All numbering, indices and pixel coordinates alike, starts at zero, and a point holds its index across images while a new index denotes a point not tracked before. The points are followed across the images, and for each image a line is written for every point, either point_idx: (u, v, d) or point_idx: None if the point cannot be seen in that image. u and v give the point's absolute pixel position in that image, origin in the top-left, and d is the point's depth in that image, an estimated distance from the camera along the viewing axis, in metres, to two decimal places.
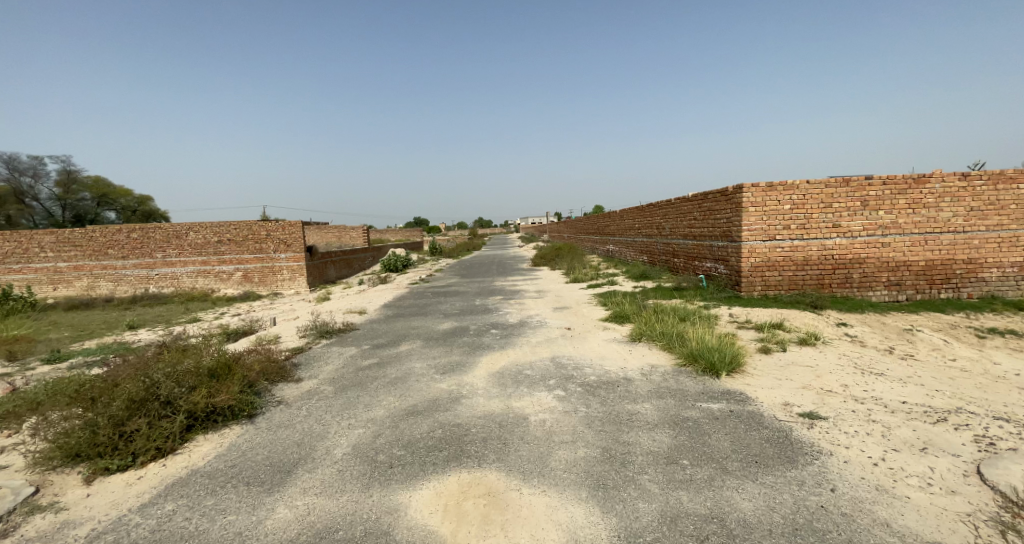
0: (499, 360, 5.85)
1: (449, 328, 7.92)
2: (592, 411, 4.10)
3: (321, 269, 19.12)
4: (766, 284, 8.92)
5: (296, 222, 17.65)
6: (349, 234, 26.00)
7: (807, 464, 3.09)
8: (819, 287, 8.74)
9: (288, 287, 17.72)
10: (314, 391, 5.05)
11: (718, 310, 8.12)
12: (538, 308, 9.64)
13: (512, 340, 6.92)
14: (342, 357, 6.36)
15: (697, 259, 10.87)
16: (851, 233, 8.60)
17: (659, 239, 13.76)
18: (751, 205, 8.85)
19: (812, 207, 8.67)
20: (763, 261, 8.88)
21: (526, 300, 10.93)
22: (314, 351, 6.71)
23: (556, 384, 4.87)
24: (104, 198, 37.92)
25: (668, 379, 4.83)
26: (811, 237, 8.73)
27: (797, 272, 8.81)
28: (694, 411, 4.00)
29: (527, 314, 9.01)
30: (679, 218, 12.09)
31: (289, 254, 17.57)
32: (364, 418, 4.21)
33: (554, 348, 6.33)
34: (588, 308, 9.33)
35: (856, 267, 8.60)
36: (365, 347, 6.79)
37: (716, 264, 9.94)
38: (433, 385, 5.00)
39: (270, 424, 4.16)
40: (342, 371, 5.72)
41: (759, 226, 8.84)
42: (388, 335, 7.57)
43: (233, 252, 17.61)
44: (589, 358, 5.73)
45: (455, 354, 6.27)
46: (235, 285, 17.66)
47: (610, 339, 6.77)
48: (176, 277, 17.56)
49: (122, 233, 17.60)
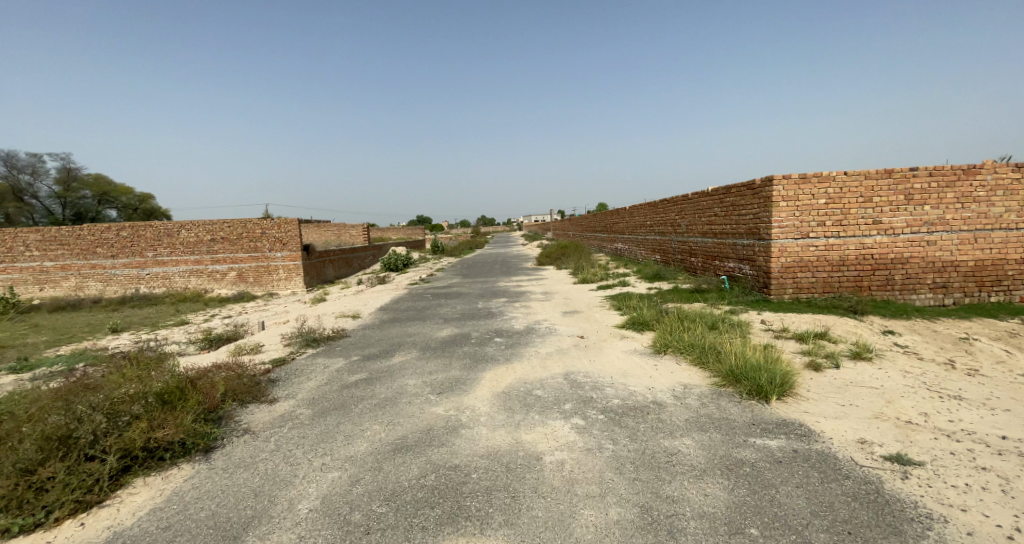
0: (505, 376, 5.08)
1: (449, 335, 7.15)
2: (619, 450, 3.32)
3: (318, 268, 18.40)
4: (797, 286, 8.12)
5: (292, 220, 16.93)
6: (349, 232, 25.27)
7: (920, 539, 2.31)
8: (856, 290, 7.94)
9: (284, 287, 17.01)
10: (289, 415, 4.28)
11: (747, 316, 7.33)
12: (547, 312, 8.86)
13: (519, 350, 6.15)
14: (326, 371, 5.59)
15: (718, 259, 10.07)
16: (892, 231, 7.78)
17: (674, 237, 12.95)
18: (782, 199, 8.05)
19: (849, 201, 7.88)
20: (795, 261, 8.08)
21: (532, 302, 10.15)
22: (298, 364, 5.96)
23: (573, 410, 4.09)
24: (105, 197, 37.51)
25: (706, 405, 4.04)
26: (848, 235, 7.93)
27: (832, 274, 8.01)
28: (748, 451, 3.21)
29: (534, 320, 8.23)
30: (698, 215, 11.29)
31: (284, 253, 16.86)
32: (341, 456, 3.44)
33: (567, 361, 5.56)
34: (602, 312, 8.54)
35: (898, 267, 7.79)
36: (354, 359, 6.03)
37: (741, 265, 9.13)
38: (428, 409, 4.23)
39: (227, 464, 3.42)
40: (324, 389, 4.96)
41: (790, 222, 8.05)
42: (382, 344, 6.81)
43: (227, 250, 16.92)
44: (608, 375, 4.95)
45: (455, 368, 5.50)
46: (229, 285, 16.97)
47: (630, 350, 5.99)
48: (168, 277, 16.90)
49: (112, 231, 16.95)
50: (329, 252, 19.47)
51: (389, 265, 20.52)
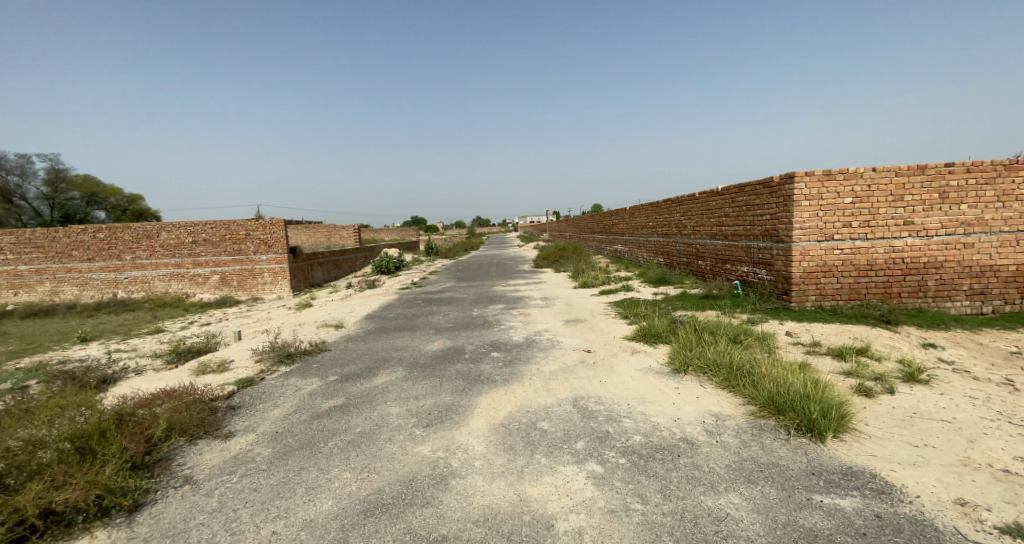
0: (504, 403, 4.35)
1: (440, 349, 6.42)
2: (652, 513, 2.62)
3: (306, 271, 17.63)
4: (821, 293, 7.45)
5: (278, 221, 16.14)
6: (338, 233, 24.44)
7: None
8: (885, 297, 7.30)
9: (270, 291, 16.22)
10: (242, 455, 3.53)
11: (770, 326, 6.66)
12: (547, 321, 8.15)
13: (519, 368, 5.45)
14: (297, 395, 4.85)
15: (729, 262, 9.41)
16: (925, 232, 7.15)
17: (678, 238, 12.29)
18: (805, 198, 7.37)
19: (878, 200, 7.24)
20: (819, 266, 7.41)
21: (532, 309, 9.44)
22: (266, 386, 5.21)
23: (588, 450, 3.38)
24: (92, 198, 36.54)
25: (749, 446, 3.34)
26: (876, 237, 7.28)
27: (859, 280, 7.36)
28: (816, 516, 2.57)
29: (535, 330, 7.52)
30: (706, 216, 10.62)
31: (270, 256, 16.06)
32: (297, 521, 2.70)
33: (573, 382, 4.85)
34: (608, 321, 7.83)
35: (931, 273, 7.16)
36: (330, 380, 5.30)
37: (756, 269, 8.45)
38: (411, 450, 3.50)
39: (152, 533, 2.67)
40: (290, 420, 4.22)
41: (813, 224, 7.38)
42: (364, 361, 6.06)
43: (209, 253, 16.09)
44: (624, 401, 4.26)
45: (446, 391, 4.78)
46: (212, 289, 16.15)
47: (645, 367, 5.30)
48: (148, 281, 16.06)
49: (88, 233, 16.07)
50: (318, 255, 18.69)
51: (381, 267, 19.77)
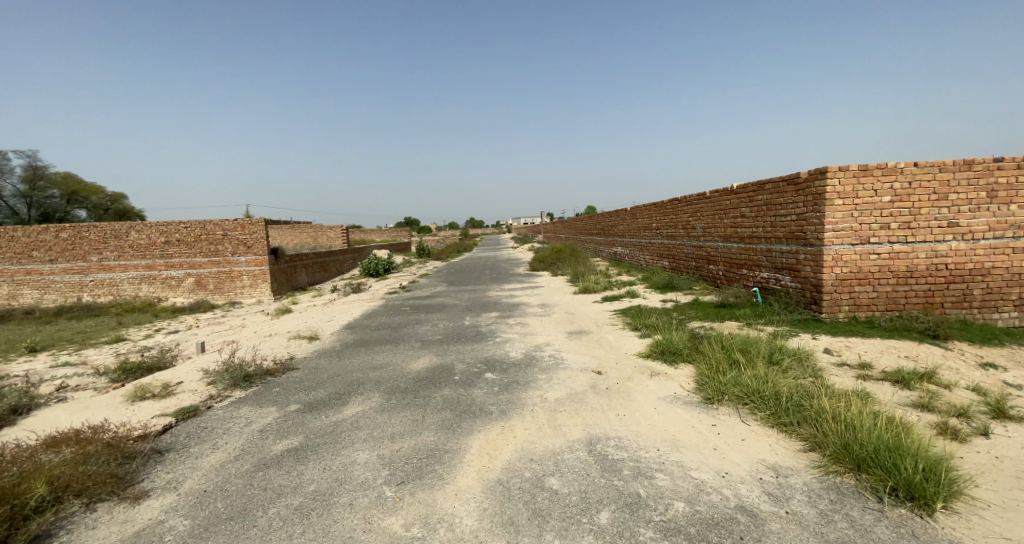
0: (500, 448, 3.44)
1: (426, 369, 5.48)
2: None
3: (289, 274, 16.64)
4: (855, 303, 6.64)
5: (257, 220, 15.14)
6: (326, 234, 23.43)
7: None
8: (926, 308, 6.50)
9: (248, 295, 15.22)
10: (149, 534, 2.66)
11: (803, 342, 5.83)
12: (548, 333, 7.26)
13: (517, 393, 4.59)
14: (244, 433, 3.92)
15: (746, 267, 8.61)
16: (971, 235, 6.35)
17: (685, 241, 11.50)
18: (838, 196, 6.54)
19: (919, 199, 6.43)
20: (853, 272, 6.59)
21: (529, 318, 8.56)
22: (211, 419, 4.28)
23: (617, 527, 2.51)
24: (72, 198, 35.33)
25: (833, 521, 2.49)
26: (917, 240, 6.48)
27: (897, 288, 6.55)
28: None
29: (534, 343, 6.62)
30: (719, 217, 9.79)
31: (249, 257, 15.07)
32: None
33: (584, 416, 4.00)
34: (615, 333, 6.96)
35: (977, 280, 6.36)
36: (290, 412, 4.36)
37: (778, 275, 7.64)
38: (377, 527, 2.60)
39: None
40: (226, 472, 3.31)
41: (847, 225, 6.56)
42: (334, 384, 5.13)
43: (183, 254, 15.07)
44: (651, 446, 3.40)
45: (428, 428, 3.87)
46: (185, 293, 15.12)
47: (668, 394, 4.46)
48: (116, 284, 15.01)
49: (51, 232, 15.00)
50: (302, 256, 17.69)
51: (369, 269, 18.80)
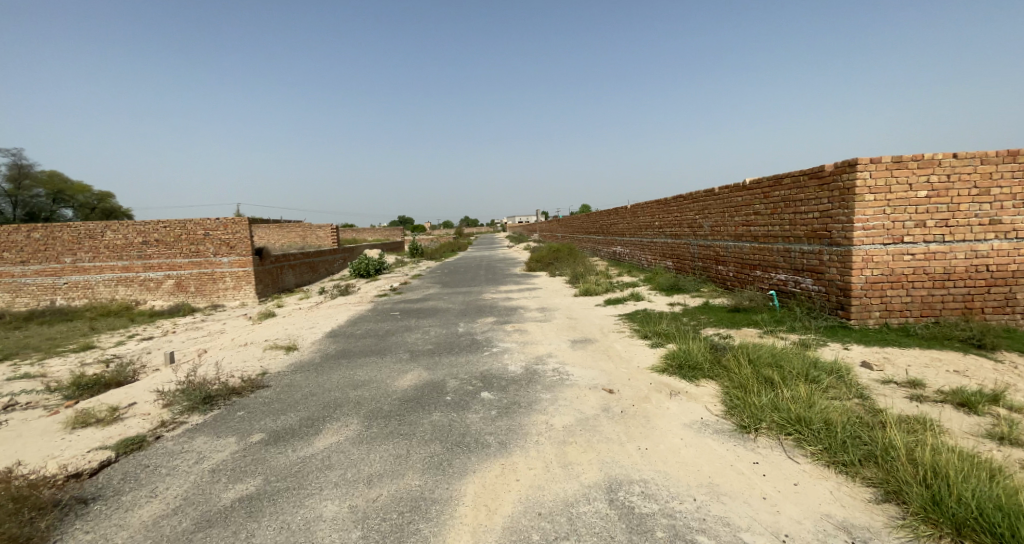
0: (500, 498, 2.81)
1: (414, 388, 4.81)
2: None
3: (275, 275, 15.91)
4: (886, 308, 6.07)
5: (241, 219, 14.40)
6: (315, 233, 22.65)
7: None
8: (964, 314, 5.95)
9: (231, 297, 14.49)
10: None
11: (835, 353, 5.24)
12: (550, 341, 6.62)
13: (519, 419, 3.96)
14: (191, 474, 3.26)
15: (760, 268, 8.03)
16: (1015, 234, 5.80)
17: (691, 240, 10.91)
18: (869, 191, 5.95)
19: (959, 193, 5.86)
20: (884, 274, 6.02)
21: (528, 323, 7.95)
22: (157, 452, 3.61)
23: None
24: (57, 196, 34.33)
25: None
26: (955, 239, 5.91)
27: (933, 292, 5.99)
28: None
29: (535, 354, 5.98)
30: (729, 215, 9.20)
31: (232, 258, 14.33)
32: None
33: (600, 449, 3.38)
34: (624, 342, 6.36)
35: (1020, 283, 5.82)
36: (251, 443, 3.69)
37: (798, 278, 7.06)
38: None
39: None
40: (158, 532, 2.66)
41: (878, 222, 5.98)
42: (307, 406, 4.45)
43: (162, 255, 14.30)
44: (686, 494, 2.78)
45: (413, 467, 3.22)
46: (164, 296, 14.36)
47: (694, 419, 3.85)
48: (90, 286, 14.23)
49: (21, 232, 14.20)
50: (289, 256, 16.95)
51: (359, 269, 18.09)
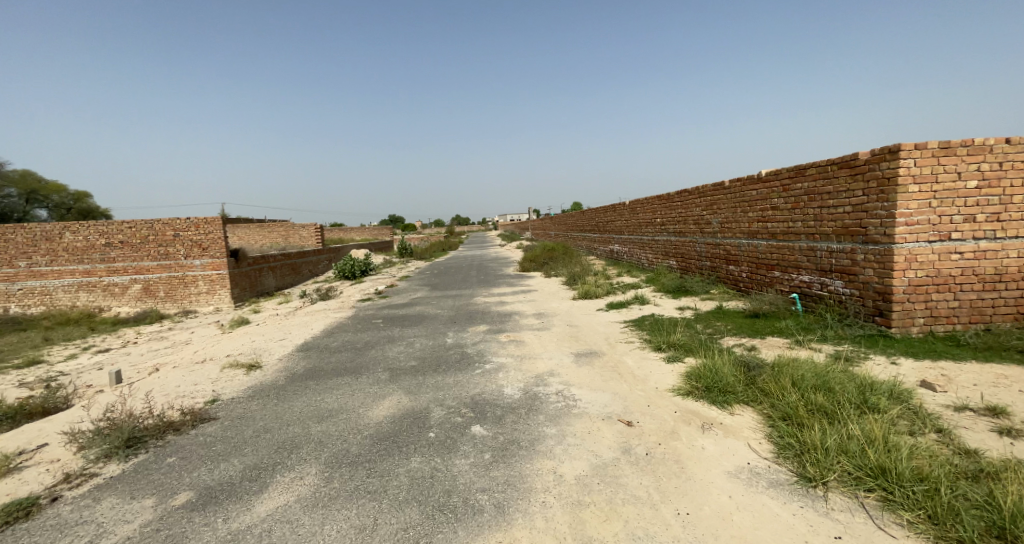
0: None
1: (391, 421, 3.97)
2: None
3: (252, 278, 14.94)
4: (933, 315, 5.30)
5: (214, 219, 13.44)
6: (297, 233, 21.63)
7: None
8: (1019, 320, 5.23)
9: (204, 302, 13.51)
10: None
11: (885, 371, 4.47)
12: (551, 355, 5.79)
13: (518, 468, 3.14)
14: None
15: (779, 268, 7.29)
16: None
17: (697, 238, 10.16)
18: (914, 181, 5.20)
19: (1013, 183, 5.15)
20: (930, 276, 5.26)
21: (524, 332, 7.14)
22: (44, 527, 2.79)
23: None
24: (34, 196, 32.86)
25: None
26: (1008, 235, 5.20)
27: (984, 295, 5.25)
28: None
29: (534, 372, 5.19)
30: (741, 210, 8.46)
31: (204, 260, 13.36)
32: None
33: (626, 516, 2.59)
34: (634, 356, 5.58)
35: None
36: (171, 510, 2.86)
37: (825, 280, 6.31)
38: None
39: None
40: None
41: (923, 217, 5.22)
42: (256, 449, 3.61)
43: (128, 258, 13.30)
44: None
45: None
46: (130, 302, 13.36)
47: (737, 465, 3.06)
48: (50, 292, 13.20)
49: None
50: (269, 258, 15.96)
51: (344, 271, 17.17)
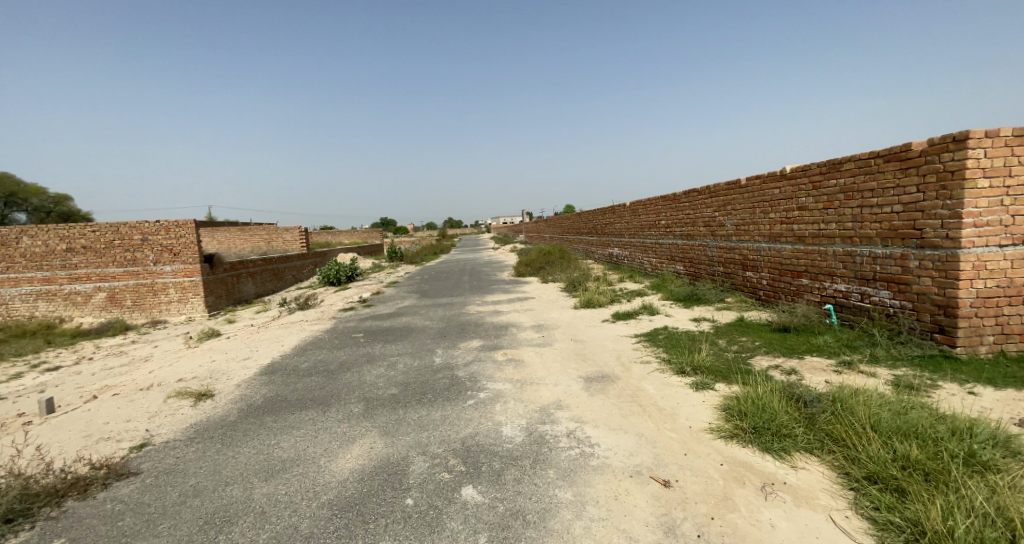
0: None
1: (358, 480, 3.08)
2: None
3: (229, 285, 13.95)
4: (1004, 332, 4.53)
5: (185, 221, 12.45)
6: (281, 237, 20.61)
7: None
8: None
9: (174, 311, 12.52)
10: None
11: (969, 404, 3.66)
12: (556, 380, 4.92)
13: None
14: None
15: (808, 275, 6.50)
16: None
17: (708, 242, 9.37)
18: (984, 175, 4.42)
19: None
20: (1002, 287, 4.49)
21: (523, 349, 6.28)
22: None
23: None
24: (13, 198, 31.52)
25: None
26: None
27: None
28: None
29: (538, 402, 4.33)
30: (761, 211, 7.67)
31: (175, 266, 12.37)
32: None
33: None
34: (654, 380, 4.75)
35: None
36: None
37: (867, 289, 5.53)
38: None
39: None
40: None
41: (994, 217, 4.46)
42: (175, 524, 2.72)
43: (93, 264, 12.28)
44: None
45: None
46: (95, 311, 12.34)
47: None
48: (6, 302, 12.17)
49: None
50: (247, 263, 14.97)
51: (328, 277, 16.21)
